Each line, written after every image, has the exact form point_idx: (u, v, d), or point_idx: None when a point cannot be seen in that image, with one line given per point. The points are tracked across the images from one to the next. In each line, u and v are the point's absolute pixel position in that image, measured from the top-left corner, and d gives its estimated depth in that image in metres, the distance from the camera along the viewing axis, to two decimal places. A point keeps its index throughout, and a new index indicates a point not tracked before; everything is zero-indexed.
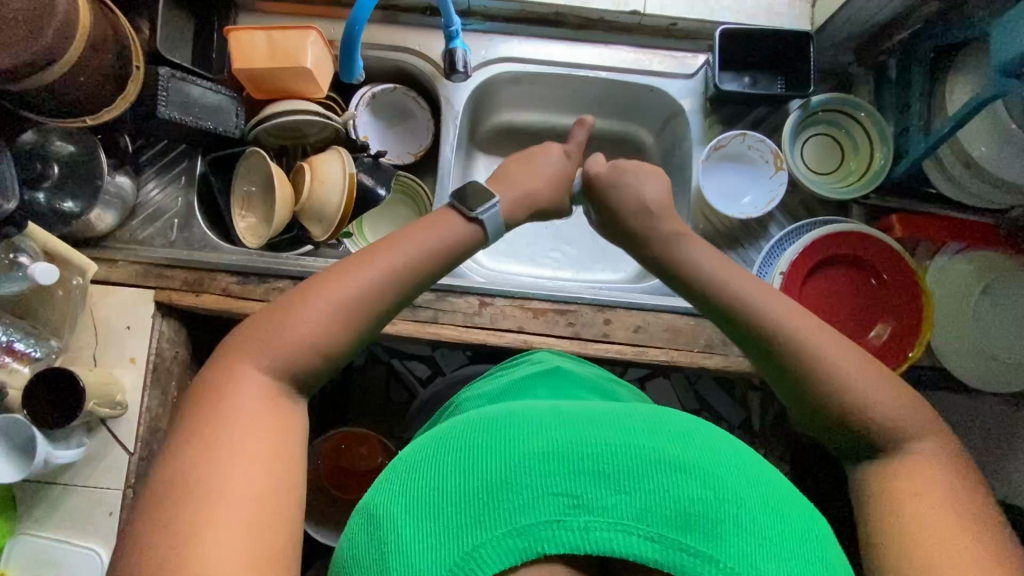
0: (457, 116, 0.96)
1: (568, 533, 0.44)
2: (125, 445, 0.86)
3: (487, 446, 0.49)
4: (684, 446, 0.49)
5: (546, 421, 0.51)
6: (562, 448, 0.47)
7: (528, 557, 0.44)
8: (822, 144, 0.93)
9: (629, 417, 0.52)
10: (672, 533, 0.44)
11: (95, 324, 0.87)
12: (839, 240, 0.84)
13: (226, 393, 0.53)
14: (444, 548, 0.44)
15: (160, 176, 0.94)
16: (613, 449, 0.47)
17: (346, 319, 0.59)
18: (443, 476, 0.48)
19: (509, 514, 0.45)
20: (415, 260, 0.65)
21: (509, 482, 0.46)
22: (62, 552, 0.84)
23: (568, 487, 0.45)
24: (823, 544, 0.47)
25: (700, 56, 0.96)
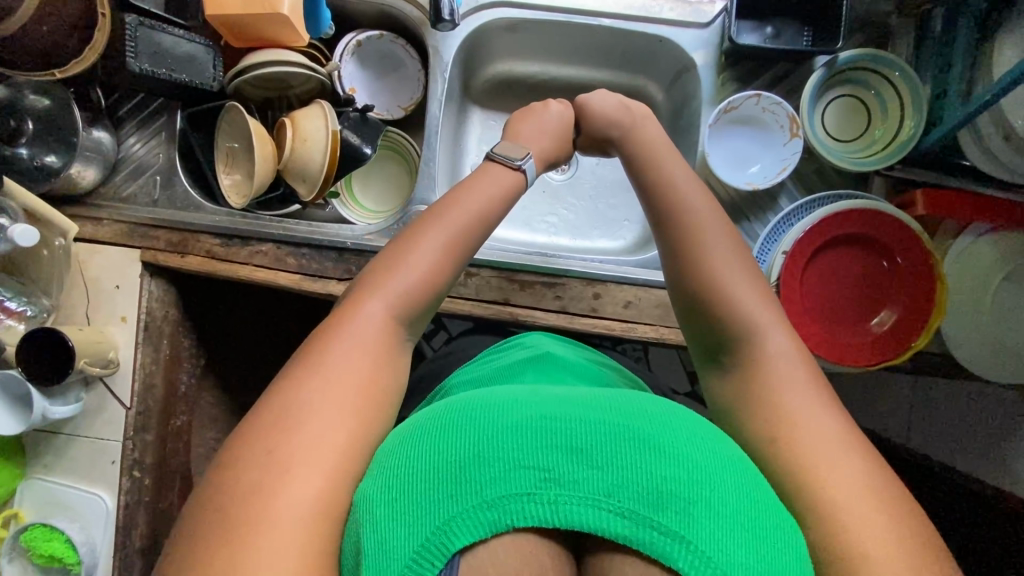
0: (446, 68, 0.89)
1: (538, 507, 0.41)
2: (121, 400, 0.89)
3: (461, 420, 0.46)
4: (660, 426, 0.46)
5: (524, 400, 0.48)
6: (535, 421, 0.45)
7: (498, 531, 0.41)
8: (846, 106, 0.84)
9: (606, 396, 0.49)
10: (644, 512, 0.41)
11: (85, 282, 0.88)
12: (854, 217, 0.76)
13: (341, 333, 0.56)
14: (413, 525, 0.41)
15: (140, 130, 0.91)
16: (585, 423, 0.45)
17: (429, 282, 0.62)
18: (416, 452, 0.45)
19: (479, 487, 0.42)
20: (485, 218, 0.69)
21: (481, 456, 0.43)
22: (70, 495, 0.90)
23: (538, 460, 0.43)
24: (796, 530, 0.45)
25: (718, 2, 0.86)
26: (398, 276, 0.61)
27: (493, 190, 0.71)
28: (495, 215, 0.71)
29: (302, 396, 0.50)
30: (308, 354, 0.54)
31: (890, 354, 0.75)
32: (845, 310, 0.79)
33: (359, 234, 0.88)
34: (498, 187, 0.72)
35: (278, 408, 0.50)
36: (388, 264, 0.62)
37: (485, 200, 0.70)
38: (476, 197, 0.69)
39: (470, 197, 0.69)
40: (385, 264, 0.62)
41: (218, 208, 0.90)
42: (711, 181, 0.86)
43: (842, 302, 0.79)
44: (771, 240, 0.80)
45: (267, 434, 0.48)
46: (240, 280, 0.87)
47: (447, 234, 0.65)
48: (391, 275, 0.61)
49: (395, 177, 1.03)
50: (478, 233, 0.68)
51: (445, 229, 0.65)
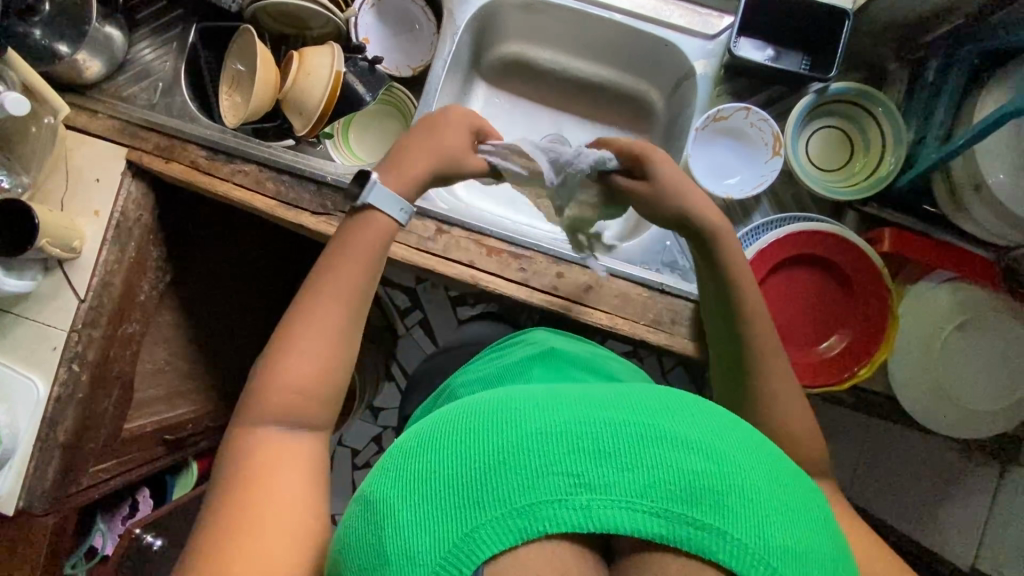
0: (457, 32, 0.91)
1: (570, 513, 0.39)
2: (76, 291, 0.90)
3: (479, 427, 0.43)
4: (684, 420, 0.44)
5: (542, 400, 0.45)
6: (558, 424, 0.42)
7: (529, 538, 0.39)
8: (833, 137, 0.86)
9: (625, 391, 0.47)
10: (678, 507, 0.39)
11: (67, 169, 0.89)
12: (814, 241, 0.77)
13: (243, 449, 0.58)
14: (439, 532, 0.39)
15: (153, 37, 0.93)
16: (608, 423, 0.42)
17: (336, 345, 0.63)
18: (436, 458, 0.43)
19: (505, 496, 0.40)
20: (364, 275, 0.66)
21: (506, 463, 0.41)
22: (4, 376, 0.89)
23: (567, 465, 0.40)
24: (822, 511, 0.45)
25: (726, 18, 0.89)
26: (294, 359, 0.61)
27: (382, 226, 0.68)
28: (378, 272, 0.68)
29: (254, 492, 0.54)
30: (235, 460, 0.57)
31: (833, 378, 0.76)
32: (798, 332, 0.80)
33: (342, 172, 0.90)
34: (371, 241, 0.67)
35: (227, 514, 0.53)
36: (268, 369, 0.61)
37: (379, 238, 0.68)
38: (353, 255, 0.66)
39: (346, 261, 0.66)
40: (265, 368, 0.61)
41: (211, 123, 0.92)
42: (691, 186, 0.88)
43: (796, 323, 0.80)
44: None
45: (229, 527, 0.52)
46: (216, 195, 0.89)
47: (340, 293, 0.65)
48: (290, 360, 0.61)
49: (391, 133, 1.06)
50: (361, 293, 0.66)
51: (337, 291, 0.65)
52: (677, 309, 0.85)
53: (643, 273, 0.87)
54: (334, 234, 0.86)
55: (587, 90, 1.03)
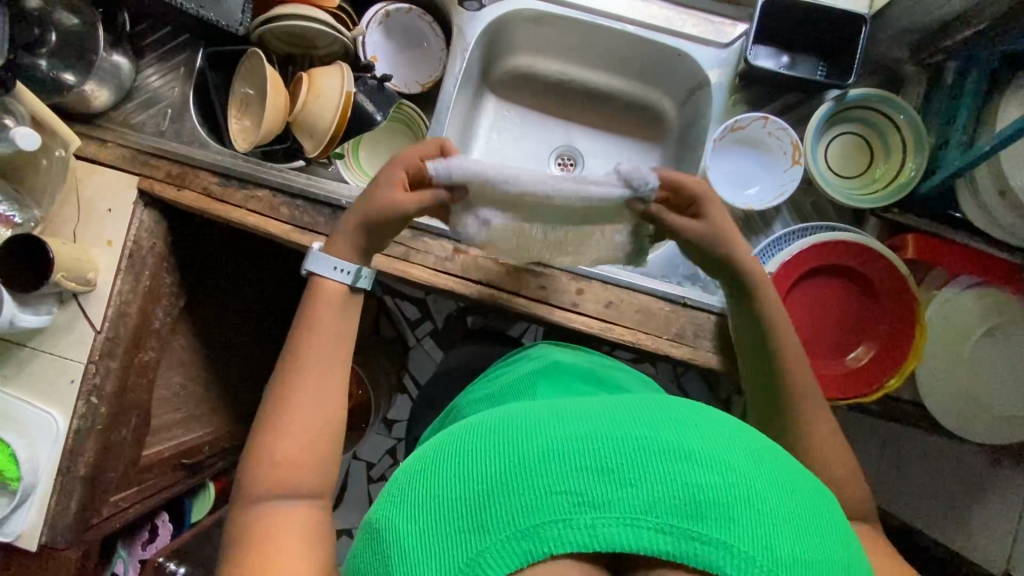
0: (468, 48, 0.90)
1: (574, 533, 0.40)
2: (92, 322, 0.89)
3: (481, 450, 0.44)
4: (686, 431, 0.44)
5: (542, 418, 0.46)
6: (558, 443, 0.42)
7: (535, 560, 0.40)
8: (852, 142, 0.84)
9: (626, 404, 0.47)
10: (683, 523, 0.39)
11: (78, 200, 0.89)
12: (838, 249, 0.76)
13: (246, 531, 0.57)
14: (446, 557, 0.40)
15: (159, 63, 0.92)
16: (608, 438, 0.43)
17: (319, 410, 0.64)
18: (440, 484, 0.44)
19: (508, 519, 0.40)
20: (331, 343, 0.68)
21: (507, 485, 0.41)
22: (22, 411, 0.89)
23: (568, 484, 0.41)
24: (833, 518, 0.45)
25: (740, 26, 0.88)
26: (289, 441, 0.61)
27: (345, 288, 0.71)
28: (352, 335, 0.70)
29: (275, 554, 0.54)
30: (248, 541, 0.56)
31: (862, 389, 0.75)
32: (823, 342, 0.79)
33: (356, 195, 0.89)
34: (335, 308, 0.69)
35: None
36: (256, 454, 0.61)
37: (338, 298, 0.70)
38: (317, 323, 0.68)
39: (314, 331, 0.67)
40: (253, 451, 0.61)
41: (222, 147, 0.91)
42: None
43: (821, 334, 0.79)
44: (758, 261, 0.81)
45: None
46: (229, 222, 0.88)
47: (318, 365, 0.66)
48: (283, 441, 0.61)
49: (401, 149, 1.05)
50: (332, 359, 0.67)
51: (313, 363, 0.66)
52: (699, 322, 0.84)
53: (664, 286, 0.86)
54: None
55: (596, 100, 1.03)
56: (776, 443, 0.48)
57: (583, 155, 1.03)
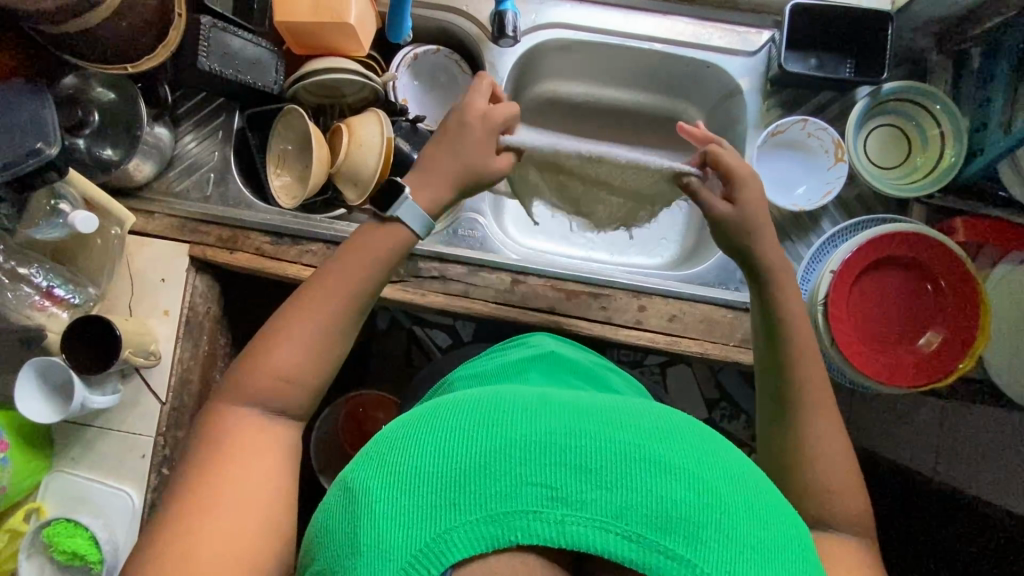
0: (502, 83, 0.92)
1: (544, 526, 0.40)
2: (157, 394, 0.88)
3: (469, 431, 0.44)
4: (672, 445, 0.45)
5: (531, 408, 0.46)
6: (544, 436, 0.43)
7: (501, 546, 0.40)
8: (888, 135, 0.87)
9: (619, 409, 0.48)
10: (652, 533, 0.40)
11: (131, 275, 0.88)
12: (899, 241, 0.78)
13: (223, 431, 0.59)
14: (415, 529, 0.41)
15: (197, 129, 0.93)
16: (595, 439, 0.44)
17: (328, 342, 0.64)
18: (419, 452, 0.44)
19: (483, 500, 0.41)
20: (364, 285, 0.67)
21: (487, 469, 0.42)
22: (96, 491, 0.88)
23: (546, 478, 0.42)
24: (803, 547, 0.45)
25: (765, 33, 0.89)
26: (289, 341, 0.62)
27: (396, 234, 0.69)
28: (383, 279, 0.69)
29: (216, 478, 0.55)
30: (213, 435, 0.59)
31: (935, 375, 0.76)
32: (890, 331, 0.80)
33: None
34: (377, 252, 0.68)
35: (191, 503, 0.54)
36: (255, 356, 0.62)
37: (392, 241, 0.68)
38: (360, 257, 0.67)
39: (352, 262, 0.67)
40: (255, 351, 0.62)
41: (268, 207, 0.91)
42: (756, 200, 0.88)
43: (885, 323, 0.80)
44: (816, 259, 0.82)
45: (190, 506, 0.54)
46: (286, 278, 0.88)
47: (341, 290, 0.65)
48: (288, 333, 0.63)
49: None
50: (358, 298, 0.66)
51: (338, 286, 0.65)
52: None
53: (725, 294, 0.87)
54: (414, 300, 0.86)
55: (626, 118, 1.04)
56: (768, 482, 0.48)
57: None
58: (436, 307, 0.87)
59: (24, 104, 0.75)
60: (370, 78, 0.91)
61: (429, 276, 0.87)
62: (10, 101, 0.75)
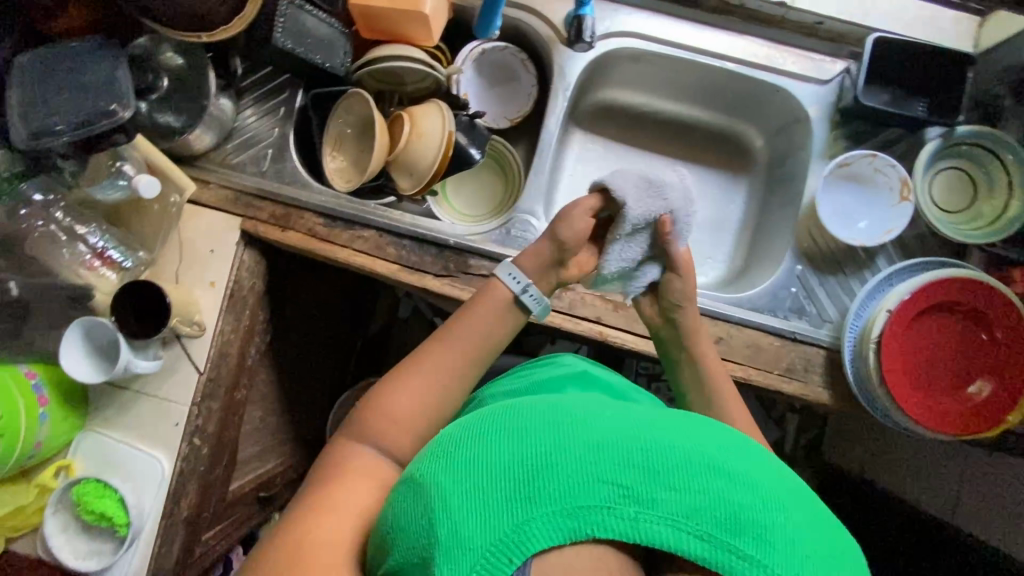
0: (569, 87, 0.91)
1: (618, 521, 0.41)
2: (195, 364, 0.88)
3: (534, 428, 0.45)
4: (731, 450, 0.46)
5: (592, 411, 0.47)
6: (610, 437, 0.44)
7: (577, 538, 0.41)
8: (955, 179, 0.86)
9: (674, 414, 0.48)
10: (721, 534, 0.41)
11: (182, 243, 0.88)
12: (958, 287, 0.77)
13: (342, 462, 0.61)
14: (492, 520, 0.41)
15: (259, 104, 0.92)
16: (659, 443, 0.44)
17: (442, 397, 0.67)
18: (489, 448, 0.44)
19: (556, 496, 0.42)
20: (480, 350, 0.70)
21: (558, 466, 0.42)
22: (126, 454, 0.88)
23: (616, 476, 0.42)
24: (854, 551, 0.46)
25: (841, 62, 0.88)
26: (414, 393, 0.65)
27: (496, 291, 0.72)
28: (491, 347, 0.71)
29: (327, 501, 0.57)
30: (336, 465, 0.61)
31: (982, 426, 0.76)
32: (940, 377, 0.79)
33: (461, 234, 0.90)
34: (490, 314, 0.71)
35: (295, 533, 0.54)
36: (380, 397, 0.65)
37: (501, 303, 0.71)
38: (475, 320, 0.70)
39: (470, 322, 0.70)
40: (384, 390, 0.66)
41: (324, 189, 0.91)
42: (814, 230, 0.88)
43: (936, 370, 0.79)
44: (870, 297, 0.82)
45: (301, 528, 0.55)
46: (344, 264, 0.88)
47: (462, 348, 0.69)
48: (414, 385, 0.66)
49: (488, 187, 1.06)
50: (474, 364, 0.70)
51: (459, 343, 0.69)
52: (809, 357, 0.84)
53: (774, 321, 0.86)
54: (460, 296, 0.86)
55: (682, 132, 1.04)
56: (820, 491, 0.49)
57: None
58: None
59: (97, 64, 0.74)
60: (437, 69, 0.92)
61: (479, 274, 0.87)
62: (84, 60, 0.74)
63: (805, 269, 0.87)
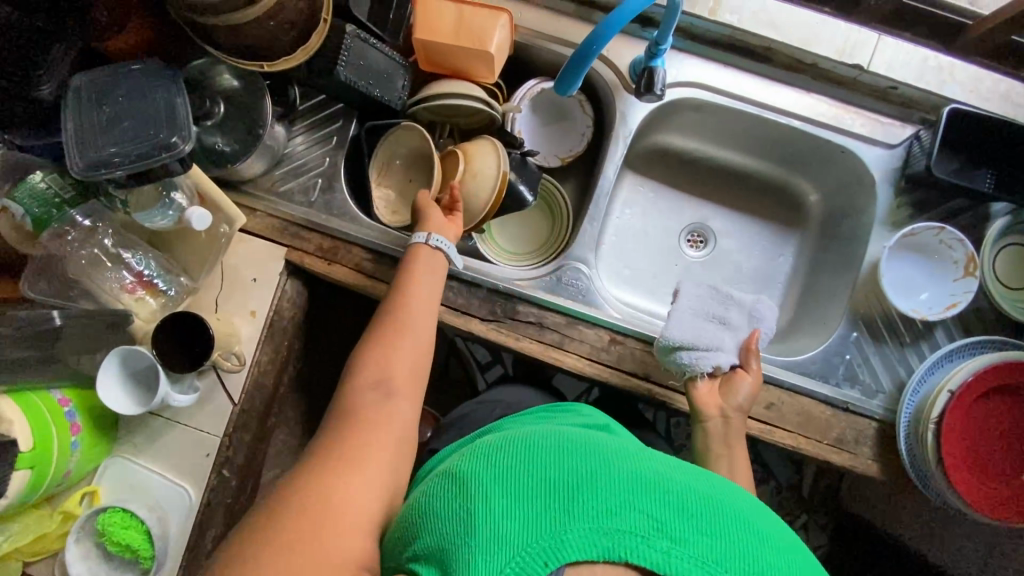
0: (629, 134, 0.90)
1: (650, 551, 0.42)
2: (230, 395, 0.86)
3: (577, 453, 0.50)
4: (760, 515, 0.48)
5: (632, 453, 0.52)
6: (646, 473, 0.48)
7: (609, 561, 0.42)
8: (1021, 257, 0.84)
9: (705, 471, 0.53)
10: None
11: (224, 271, 0.86)
12: (1022, 371, 0.75)
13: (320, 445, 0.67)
14: (530, 524, 0.45)
15: (311, 131, 0.90)
16: (692, 489, 0.48)
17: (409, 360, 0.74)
18: (534, 462, 0.49)
19: (594, 516, 0.44)
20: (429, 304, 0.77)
21: (597, 487, 0.46)
22: (152, 483, 0.86)
23: (652, 509, 0.45)
24: None
25: (909, 128, 0.87)
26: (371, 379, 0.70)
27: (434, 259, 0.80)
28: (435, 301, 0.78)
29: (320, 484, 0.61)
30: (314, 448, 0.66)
31: None
32: (998, 462, 0.77)
33: (510, 278, 0.87)
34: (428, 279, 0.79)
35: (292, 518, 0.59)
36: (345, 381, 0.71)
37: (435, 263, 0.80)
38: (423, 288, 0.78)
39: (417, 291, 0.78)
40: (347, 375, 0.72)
41: (373, 223, 0.88)
42: (871, 297, 0.86)
43: (996, 454, 0.77)
44: (928, 373, 0.80)
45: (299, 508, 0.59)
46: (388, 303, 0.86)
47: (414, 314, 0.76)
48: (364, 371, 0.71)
49: (534, 228, 1.02)
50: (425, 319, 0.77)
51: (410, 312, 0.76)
52: (860, 429, 0.82)
53: (826, 390, 0.84)
54: (508, 343, 0.84)
55: (732, 181, 1.02)
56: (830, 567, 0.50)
57: (715, 234, 1.02)
58: (527, 354, 0.84)
59: (157, 90, 0.72)
60: (494, 107, 0.90)
61: (526, 321, 0.85)
62: (145, 86, 0.72)
63: (860, 337, 0.85)
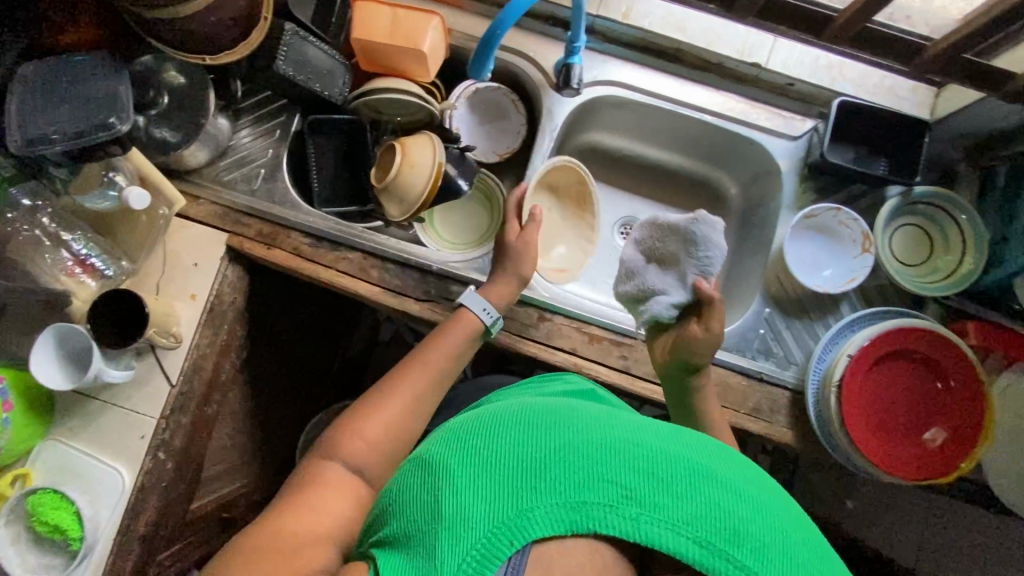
0: (555, 128, 0.96)
1: (616, 518, 0.43)
2: (168, 376, 0.88)
3: (543, 425, 0.47)
4: (730, 467, 0.47)
5: (602, 419, 0.49)
6: (615, 439, 0.46)
7: (577, 531, 0.42)
8: (914, 235, 0.91)
9: (676, 428, 0.51)
10: (718, 542, 0.42)
11: (166, 255, 0.89)
12: (914, 335, 0.81)
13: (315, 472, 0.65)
14: (496, 503, 0.43)
15: (255, 125, 0.95)
16: (664, 451, 0.46)
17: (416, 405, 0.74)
18: (500, 440, 0.47)
19: (562, 488, 0.43)
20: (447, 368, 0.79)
21: (566, 459, 0.44)
22: (86, 466, 0.86)
23: (621, 477, 0.44)
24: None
25: (809, 121, 0.95)
26: (379, 415, 0.71)
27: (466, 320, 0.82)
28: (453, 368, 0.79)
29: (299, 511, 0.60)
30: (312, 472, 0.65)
31: (936, 470, 0.78)
32: (898, 423, 0.82)
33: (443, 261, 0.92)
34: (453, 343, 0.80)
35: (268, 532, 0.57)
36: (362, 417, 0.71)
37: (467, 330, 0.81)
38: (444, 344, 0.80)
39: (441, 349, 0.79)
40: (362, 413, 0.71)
41: (314, 210, 0.93)
42: (782, 275, 0.92)
43: (895, 414, 0.82)
44: (833, 342, 0.85)
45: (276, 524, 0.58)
46: (321, 282, 0.89)
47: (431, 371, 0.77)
48: (373, 407, 0.71)
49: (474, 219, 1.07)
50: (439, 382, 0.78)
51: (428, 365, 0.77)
52: (775, 398, 0.86)
53: (743, 362, 0.88)
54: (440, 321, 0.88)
55: (660, 175, 1.09)
56: (813, 525, 0.49)
57: None
58: None
59: (99, 77, 0.76)
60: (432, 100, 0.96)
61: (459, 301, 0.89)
62: (87, 74, 0.77)
63: (773, 312, 0.91)
